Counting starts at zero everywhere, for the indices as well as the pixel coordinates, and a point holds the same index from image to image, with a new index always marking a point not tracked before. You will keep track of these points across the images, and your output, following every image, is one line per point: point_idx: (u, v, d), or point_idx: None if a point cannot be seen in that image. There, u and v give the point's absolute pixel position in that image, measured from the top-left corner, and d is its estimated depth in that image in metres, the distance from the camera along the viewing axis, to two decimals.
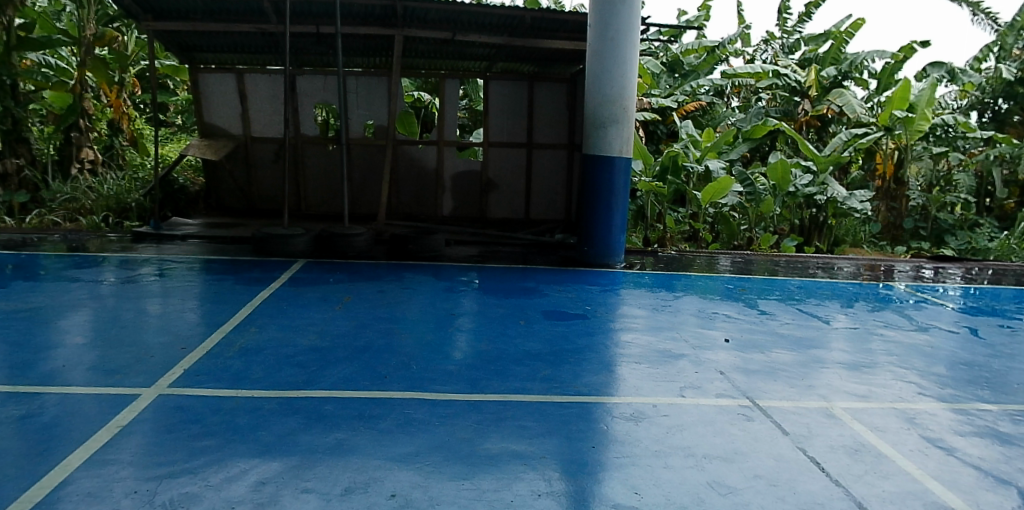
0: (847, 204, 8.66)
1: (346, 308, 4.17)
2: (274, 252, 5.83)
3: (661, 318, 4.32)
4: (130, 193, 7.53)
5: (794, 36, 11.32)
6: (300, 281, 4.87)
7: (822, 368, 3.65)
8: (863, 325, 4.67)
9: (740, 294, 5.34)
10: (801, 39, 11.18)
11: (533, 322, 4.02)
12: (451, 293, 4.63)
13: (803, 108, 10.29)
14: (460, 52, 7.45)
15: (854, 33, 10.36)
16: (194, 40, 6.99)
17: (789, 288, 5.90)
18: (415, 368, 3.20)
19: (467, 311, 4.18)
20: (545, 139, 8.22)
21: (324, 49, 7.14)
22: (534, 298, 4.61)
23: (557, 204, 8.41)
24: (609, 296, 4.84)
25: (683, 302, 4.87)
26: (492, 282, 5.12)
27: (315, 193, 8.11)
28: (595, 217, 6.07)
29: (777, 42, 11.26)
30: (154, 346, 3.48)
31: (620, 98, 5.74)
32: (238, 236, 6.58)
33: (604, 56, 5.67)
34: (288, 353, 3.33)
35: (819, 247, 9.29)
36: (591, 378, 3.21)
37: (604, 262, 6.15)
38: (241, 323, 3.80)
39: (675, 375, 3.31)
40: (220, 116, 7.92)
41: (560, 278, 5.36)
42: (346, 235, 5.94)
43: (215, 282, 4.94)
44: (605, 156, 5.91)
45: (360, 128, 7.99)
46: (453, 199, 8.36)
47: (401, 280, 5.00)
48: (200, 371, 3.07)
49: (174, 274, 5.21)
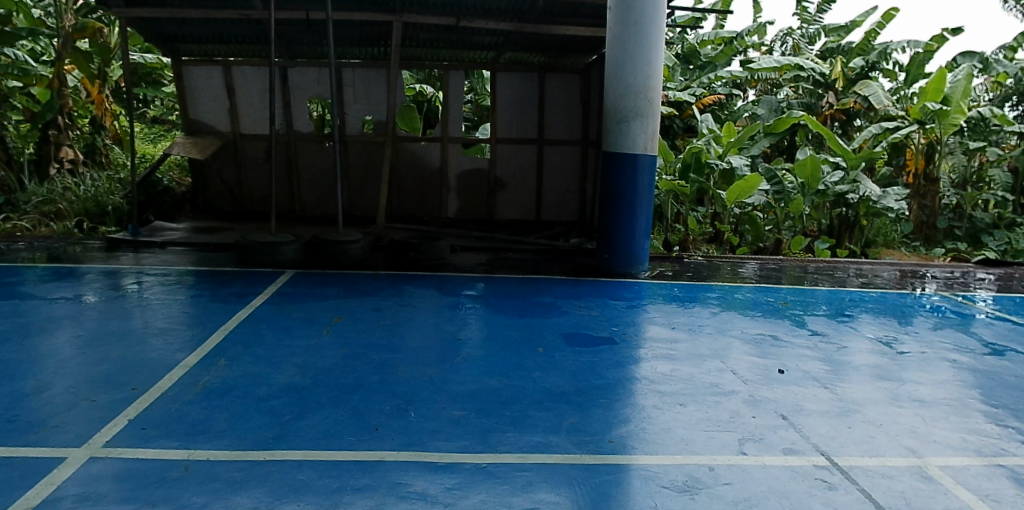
0: (881, 204, 7.94)
1: (334, 332, 3.59)
2: (261, 262, 5.26)
3: (701, 343, 3.72)
4: (110, 195, 7.00)
5: (813, 25, 10.62)
6: (286, 298, 4.29)
7: (900, 410, 3.04)
8: (931, 349, 4.05)
9: (782, 310, 4.73)
10: (821, 29, 10.42)
11: (553, 351, 3.43)
12: (457, 313, 4.05)
13: (828, 101, 9.66)
14: (465, 41, 6.87)
15: (885, 22, 9.61)
16: (175, 30, 6.44)
17: (835, 301, 5.28)
18: (413, 415, 2.62)
19: (476, 337, 3.60)
20: (557, 135, 7.63)
21: (315, 38, 6.58)
22: (553, 317, 4.02)
23: (570, 204, 7.81)
24: (637, 314, 4.26)
25: (722, 320, 4.27)
26: (503, 297, 4.53)
27: (310, 194, 7.55)
28: (617, 222, 5.46)
29: (796, 33, 10.64)
30: (101, 384, 2.91)
31: (644, 89, 5.14)
32: (224, 242, 6.04)
33: (626, 41, 5.06)
34: (261, 395, 2.76)
35: (851, 249, 8.66)
36: (628, 427, 2.62)
37: (627, 271, 5.56)
38: (211, 354, 3.23)
39: (731, 422, 2.72)
40: (207, 112, 7.39)
41: (580, 292, 4.76)
42: (340, 243, 5.38)
43: (189, 299, 4.35)
44: (629, 153, 5.31)
45: (358, 124, 7.43)
46: (459, 199, 7.78)
47: (400, 296, 4.42)
48: (147, 423, 2.50)
49: (146, 288, 4.63)
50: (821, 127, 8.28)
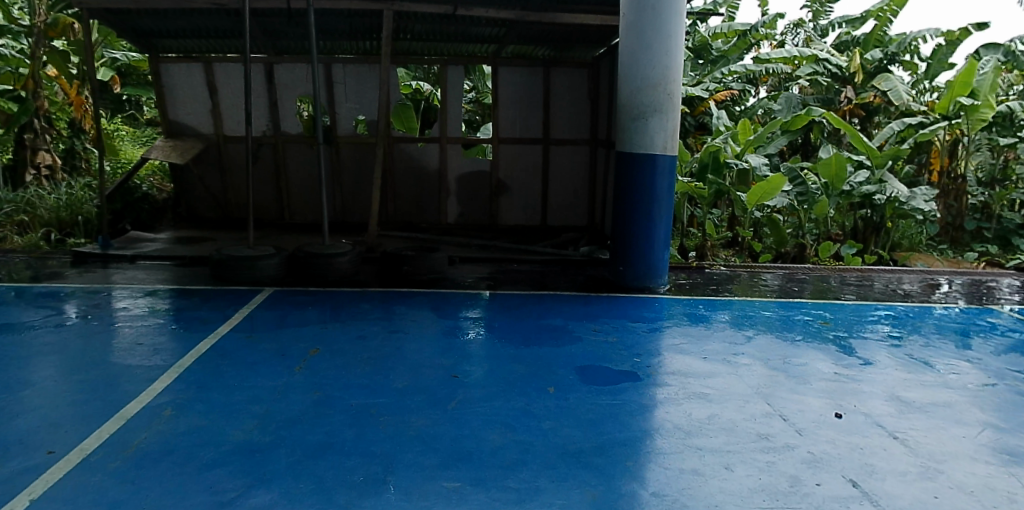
0: (911, 205, 7.33)
1: (309, 368, 3.06)
2: (237, 279, 4.72)
3: (738, 378, 3.17)
4: (83, 204, 6.47)
5: (825, 18, 10.09)
6: (259, 323, 3.77)
7: (992, 469, 2.49)
8: (1002, 381, 3.49)
9: (822, 331, 4.17)
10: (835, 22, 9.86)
11: (566, 392, 2.90)
12: (456, 341, 3.51)
13: (846, 96, 9.11)
14: (465, 33, 6.32)
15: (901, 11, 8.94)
16: (149, 24, 5.94)
17: (879, 317, 4.71)
18: (392, 490, 2.09)
19: (476, 374, 3.07)
20: (564, 134, 7.08)
21: (299, 31, 6.08)
22: (565, 346, 3.48)
23: (579, 208, 7.26)
24: (661, 339, 3.71)
25: (758, 345, 3.72)
26: (508, 319, 4.00)
27: (299, 199, 7.04)
28: (632, 230, 4.92)
29: (807, 26, 10.11)
30: (12, 445, 2.37)
31: (663, 81, 4.59)
32: (201, 255, 5.52)
33: (643, 29, 4.51)
34: (207, 463, 2.24)
35: (878, 253, 8.05)
36: (663, 504, 2.08)
37: (644, 285, 5.01)
38: (157, 401, 2.70)
39: (791, 494, 2.18)
40: (187, 112, 6.88)
41: (594, 312, 4.23)
42: (326, 257, 4.85)
43: (150, 324, 3.82)
44: (646, 154, 4.75)
45: (349, 124, 6.91)
46: (459, 203, 7.27)
47: (390, 320, 3.89)
48: (54, 505, 1.99)
49: (104, 311, 4.10)
50: (843, 124, 7.60)
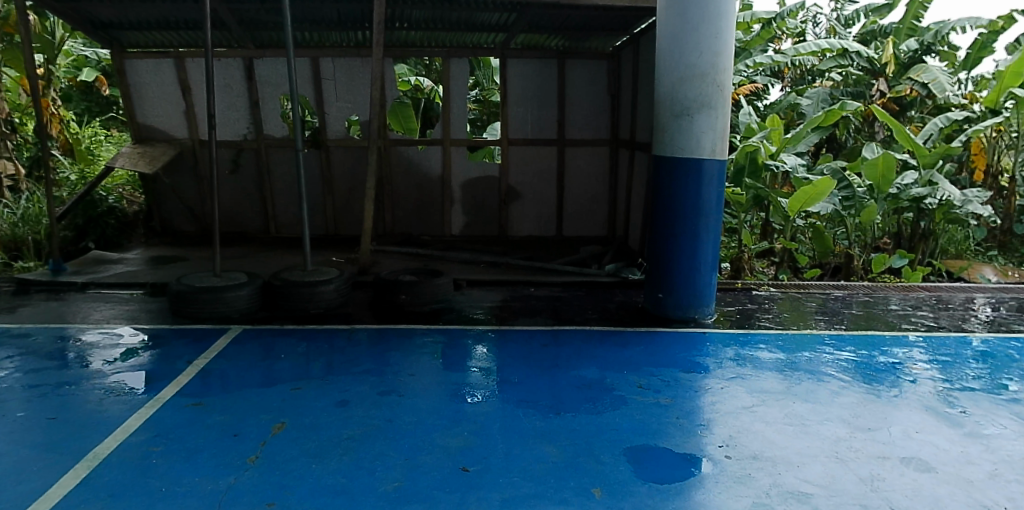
0: (966, 209, 6.46)
1: (268, 458, 2.29)
2: (201, 316, 3.95)
3: (843, 467, 2.37)
4: (36, 221, 5.71)
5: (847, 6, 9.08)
6: (218, 382, 2.99)
7: None
8: None
9: (919, 381, 3.34)
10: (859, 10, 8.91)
11: (618, 496, 2.12)
12: (463, 408, 2.73)
13: (878, 88, 8.16)
14: (467, 20, 5.52)
15: None
16: (106, 14, 5.19)
17: (977, 357, 3.85)
18: None
19: (492, 464, 2.29)
20: (582, 134, 6.29)
21: (277, 20, 5.30)
22: (606, 415, 2.69)
23: (599, 216, 6.46)
24: (726, 400, 2.90)
25: (851, 408, 2.90)
26: (528, 370, 3.20)
27: (285, 210, 6.27)
28: (673, 251, 4.12)
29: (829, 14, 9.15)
30: None
31: (712, 70, 3.79)
32: (165, 282, 4.76)
33: (688, 6, 3.72)
34: None
35: (931, 263, 7.14)
36: None
37: (688, 315, 4.20)
38: None
39: None
40: (159, 115, 6.13)
41: (634, 357, 3.43)
42: (307, 287, 4.07)
43: (81, 382, 3.05)
44: (691, 160, 3.94)
45: (341, 125, 6.13)
46: (465, 212, 6.49)
47: (382, 375, 3.09)
48: None
49: (32, 361, 3.34)
50: (887, 118, 6.66)
